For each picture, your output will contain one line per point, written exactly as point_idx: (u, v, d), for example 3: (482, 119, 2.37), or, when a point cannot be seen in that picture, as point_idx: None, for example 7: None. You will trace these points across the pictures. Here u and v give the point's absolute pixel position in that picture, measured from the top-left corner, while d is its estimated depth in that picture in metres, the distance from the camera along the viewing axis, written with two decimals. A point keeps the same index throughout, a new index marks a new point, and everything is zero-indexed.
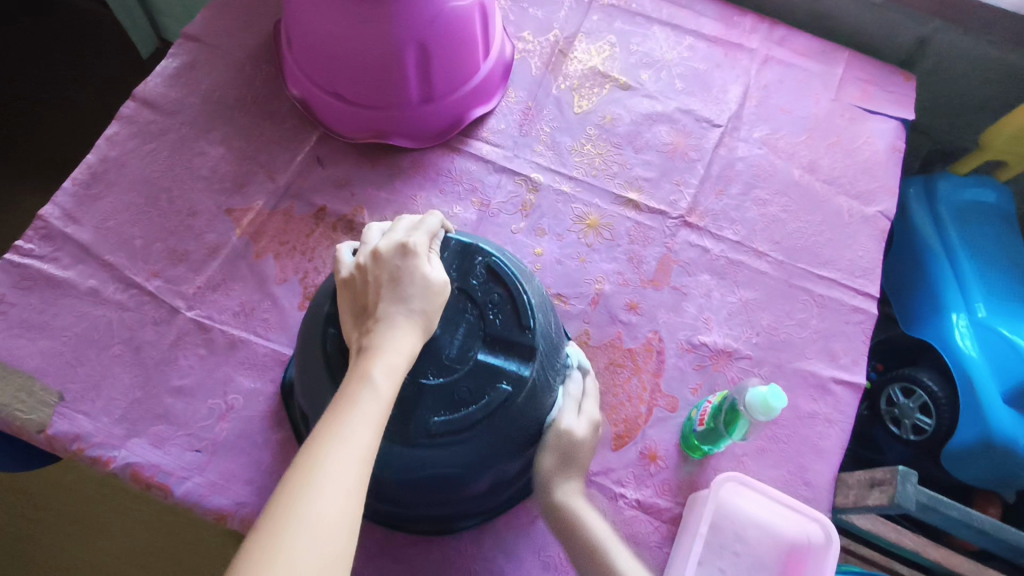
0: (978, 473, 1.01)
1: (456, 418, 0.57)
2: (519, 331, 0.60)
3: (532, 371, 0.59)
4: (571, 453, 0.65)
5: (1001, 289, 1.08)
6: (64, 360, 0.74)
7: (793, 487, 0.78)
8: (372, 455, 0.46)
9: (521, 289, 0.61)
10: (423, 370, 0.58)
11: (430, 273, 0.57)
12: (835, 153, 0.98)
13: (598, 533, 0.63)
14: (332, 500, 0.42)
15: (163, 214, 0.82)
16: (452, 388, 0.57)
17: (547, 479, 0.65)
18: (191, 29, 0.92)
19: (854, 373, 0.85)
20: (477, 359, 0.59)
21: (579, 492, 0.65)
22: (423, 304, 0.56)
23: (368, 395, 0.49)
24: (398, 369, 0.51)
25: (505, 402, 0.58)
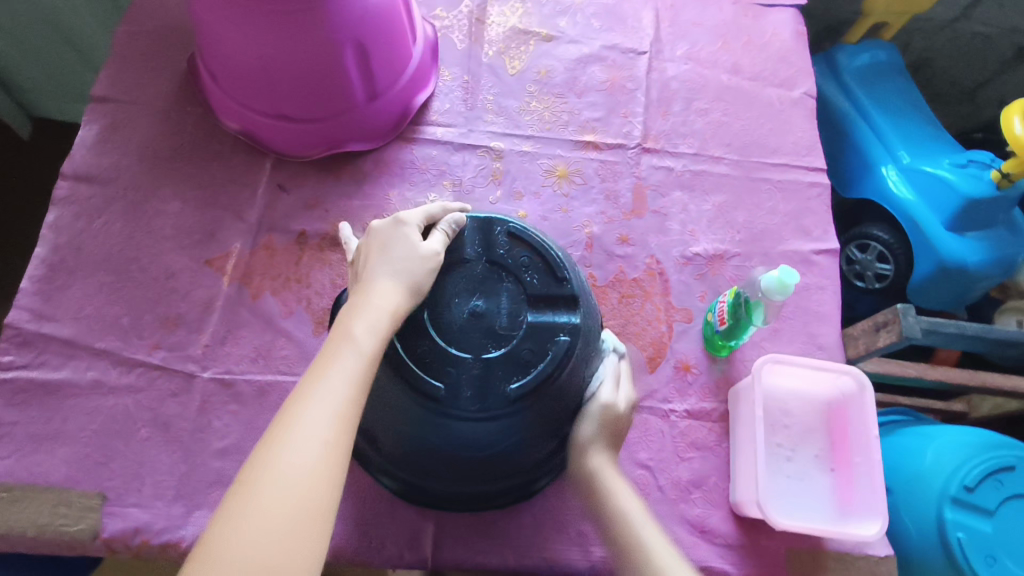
0: (940, 298, 1.15)
1: (529, 380, 0.59)
2: (558, 285, 0.63)
3: (577, 317, 0.62)
4: (616, 426, 0.68)
5: (915, 133, 1.20)
6: (93, 460, 0.71)
7: (810, 354, 0.86)
8: (349, 407, 0.49)
9: (546, 245, 0.64)
10: (484, 345, 0.60)
11: (418, 243, 0.60)
12: (751, 52, 1.04)
13: (627, 509, 0.64)
14: (310, 455, 0.45)
15: (140, 285, 0.79)
16: (516, 354, 0.60)
17: (582, 446, 0.67)
18: (98, 91, 0.87)
19: (829, 240, 0.93)
20: (529, 321, 0.61)
21: (612, 463, 0.67)
22: (407, 267, 0.58)
23: (349, 351, 0.51)
24: (380, 326, 0.54)
25: (568, 351, 0.61)
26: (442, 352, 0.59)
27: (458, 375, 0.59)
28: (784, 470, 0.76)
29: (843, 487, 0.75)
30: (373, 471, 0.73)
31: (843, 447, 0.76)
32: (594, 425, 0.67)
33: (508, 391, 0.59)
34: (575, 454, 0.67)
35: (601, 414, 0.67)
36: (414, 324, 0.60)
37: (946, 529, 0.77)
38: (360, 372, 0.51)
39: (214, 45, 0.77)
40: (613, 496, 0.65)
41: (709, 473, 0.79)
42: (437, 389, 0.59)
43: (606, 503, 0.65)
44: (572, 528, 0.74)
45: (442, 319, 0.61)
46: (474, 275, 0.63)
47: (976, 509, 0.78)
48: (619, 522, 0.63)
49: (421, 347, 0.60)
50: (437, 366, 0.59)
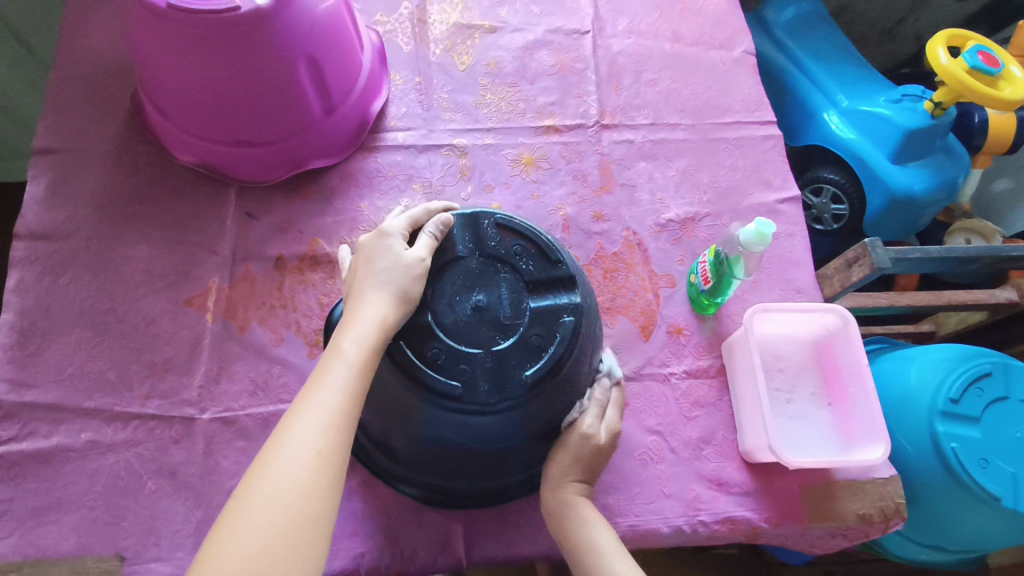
0: (894, 228, 1.21)
1: (543, 364, 0.60)
2: (554, 267, 0.64)
3: (577, 296, 0.63)
4: (591, 459, 0.67)
5: (850, 76, 1.25)
6: (103, 522, 0.68)
7: (791, 298, 0.90)
8: (340, 419, 0.51)
9: (535, 232, 0.65)
10: (493, 337, 0.60)
11: (402, 251, 0.61)
12: (688, 18, 1.07)
13: (598, 543, 0.63)
14: (301, 466, 0.48)
15: (120, 336, 0.76)
16: (526, 340, 0.60)
17: (558, 482, 0.67)
18: (39, 144, 0.83)
19: (789, 189, 0.97)
20: (532, 307, 0.62)
21: (585, 499, 0.67)
22: (393, 277, 0.59)
23: (337, 363, 0.53)
24: (368, 338, 0.55)
25: (575, 331, 0.62)
26: (453, 350, 0.60)
27: (472, 370, 0.59)
28: (786, 413, 0.79)
29: (842, 418, 0.78)
30: (394, 480, 0.73)
31: (836, 381, 0.80)
32: (569, 458, 0.66)
33: (524, 378, 0.60)
34: (545, 490, 0.67)
35: (578, 446, 0.66)
36: (420, 328, 0.60)
37: (940, 441, 0.82)
38: (350, 385, 0.53)
39: (160, 79, 0.75)
40: (583, 527, 0.64)
41: (717, 427, 0.81)
42: (455, 388, 0.59)
43: (576, 539, 0.64)
44: (597, 502, 0.75)
45: (447, 319, 0.61)
46: (470, 271, 0.63)
47: (963, 419, 0.83)
48: (588, 554, 0.63)
49: (432, 349, 0.60)
50: (451, 365, 0.59)
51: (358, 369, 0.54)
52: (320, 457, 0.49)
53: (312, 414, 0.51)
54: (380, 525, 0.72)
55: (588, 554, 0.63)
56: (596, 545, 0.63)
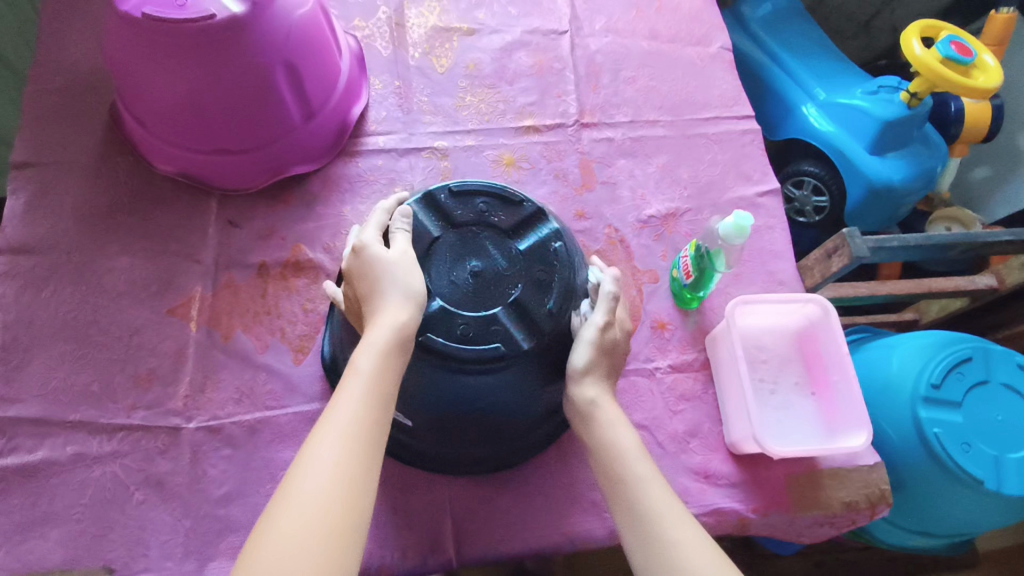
0: (874, 219, 1.23)
1: (557, 295, 0.67)
2: (518, 208, 0.70)
3: (549, 219, 0.70)
4: (611, 349, 0.68)
5: (827, 69, 1.26)
6: (91, 535, 0.68)
7: (773, 290, 0.90)
8: (358, 427, 0.53)
9: (488, 185, 0.71)
10: (508, 289, 0.66)
11: (385, 254, 0.62)
12: (664, 15, 1.08)
13: (622, 442, 0.64)
14: (322, 479, 0.49)
15: (104, 348, 0.76)
16: (534, 280, 0.67)
17: (579, 375, 0.66)
18: (17, 157, 0.83)
19: (769, 182, 0.98)
20: (521, 251, 0.68)
21: (608, 396, 0.67)
22: (389, 280, 0.60)
23: (353, 379, 0.55)
24: (380, 344, 0.56)
25: (565, 253, 0.69)
26: (481, 317, 0.64)
27: (505, 327, 0.65)
28: (770, 403, 0.79)
29: (826, 407, 0.79)
30: (409, 460, 0.75)
31: (819, 370, 0.81)
32: (590, 351, 0.66)
33: (551, 316, 0.66)
34: (570, 383, 0.67)
35: (598, 338, 0.66)
36: (438, 313, 0.64)
37: (923, 426, 0.83)
38: (367, 395, 0.54)
39: (138, 90, 0.75)
40: (607, 427, 0.64)
41: (702, 420, 0.82)
42: (499, 346, 0.64)
43: (599, 433, 0.64)
44: (586, 499, 0.76)
45: (456, 293, 0.65)
46: (453, 244, 0.68)
47: (946, 404, 0.84)
48: (614, 452, 0.63)
49: (459, 325, 0.64)
50: (482, 328, 0.64)
51: (373, 379, 0.55)
52: (340, 469, 0.50)
53: (331, 430, 0.52)
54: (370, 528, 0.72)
55: (615, 450, 0.63)
56: (620, 444, 0.63)
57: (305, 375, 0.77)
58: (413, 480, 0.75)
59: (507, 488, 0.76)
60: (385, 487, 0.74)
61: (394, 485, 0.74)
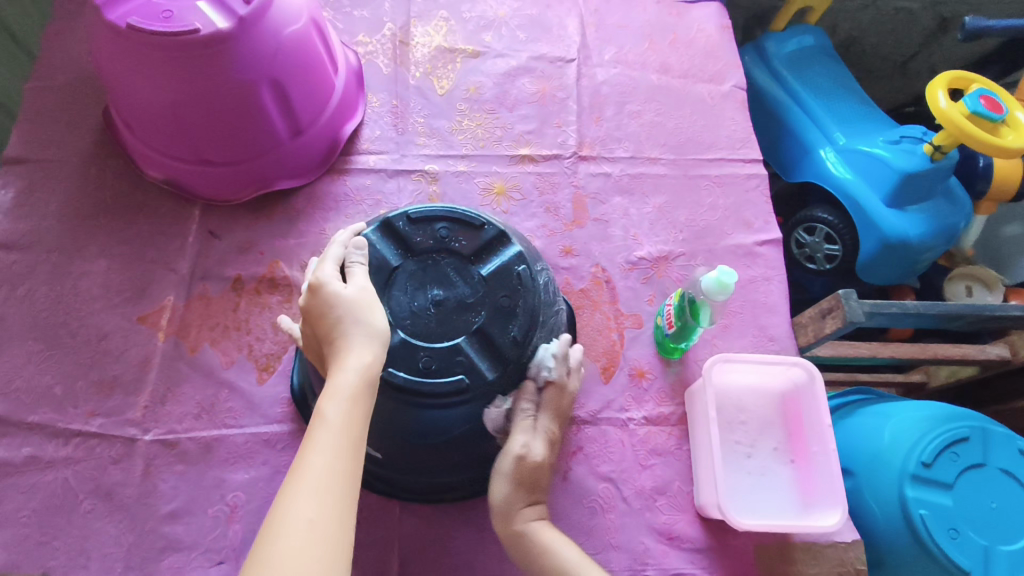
0: (889, 273, 1.17)
1: (521, 320, 0.64)
2: (479, 232, 0.68)
3: (513, 242, 0.68)
4: (533, 477, 0.67)
5: (849, 112, 1.21)
6: (34, 541, 0.68)
7: (762, 346, 0.86)
8: (335, 478, 0.50)
9: (450, 210, 0.69)
10: (469, 317, 0.64)
11: (343, 291, 0.59)
12: (678, 49, 1.05)
13: (567, 560, 0.63)
14: (300, 539, 0.46)
15: (72, 350, 0.76)
16: (497, 306, 0.65)
17: (506, 507, 0.66)
18: (12, 153, 0.85)
19: (771, 231, 0.93)
20: (484, 275, 0.66)
21: (543, 524, 0.66)
22: (351, 321, 0.58)
23: (321, 430, 0.52)
24: (347, 390, 0.54)
25: (529, 277, 0.66)
26: (443, 349, 0.62)
27: (469, 358, 0.62)
28: (745, 468, 0.75)
29: (804, 478, 0.75)
30: (375, 486, 0.73)
31: (800, 438, 0.77)
32: (508, 484, 0.66)
33: (516, 346, 0.64)
34: (501, 523, 0.66)
35: (516, 466, 0.66)
36: (399, 346, 0.62)
37: (908, 507, 0.78)
38: (338, 444, 0.51)
39: (124, 97, 0.75)
40: (548, 555, 0.64)
41: (673, 478, 0.78)
42: (463, 379, 0.61)
43: (540, 561, 0.64)
44: None
45: (416, 325, 0.63)
46: (412, 272, 0.66)
47: (936, 485, 0.79)
48: (561, 575, 0.63)
49: (421, 358, 0.62)
50: (444, 360, 0.62)
51: (343, 428, 0.52)
52: (317, 528, 0.47)
53: (304, 484, 0.49)
54: None
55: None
56: (564, 563, 0.63)
57: (266, 396, 0.76)
58: (364, 515, 0.73)
59: (459, 531, 0.73)
60: None
61: None
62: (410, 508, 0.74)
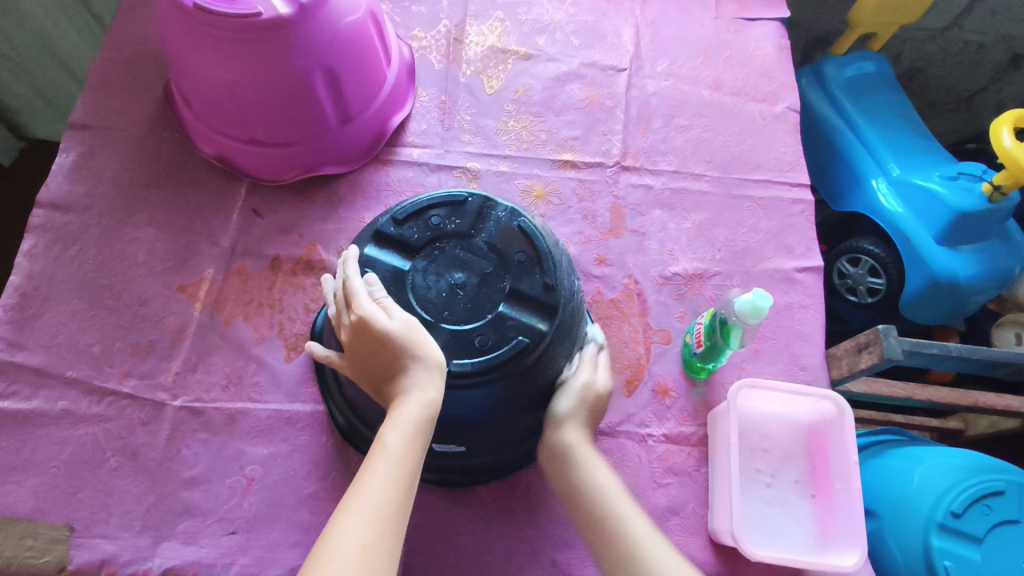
0: (933, 313, 1.13)
1: (545, 265, 0.66)
2: (465, 208, 0.69)
3: (500, 203, 0.70)
4: (595, 406, 0.69)
5: (905, 144, 1.18)
6: (61, 491, 0.70)
7: (793, 375, 0.84)
8: (390, 507, 0.53)
9: (432, 197, 0.70)
10: (500, 284, 0.65)
11: (389, 325, 0.60)
12: (732, 66, 1.03)
13: (605, 485, 0.65)
14: (349, 561, 0.49)
15: (113, 312, 0.79)
16: (516, 263, 0.66)
17: (559, 419, 0.67)
18: (75, 118, 0.88)
19: (812, 258, 0.91)
20: (490, 244, 0.67)
21: (586, 444, 0.67)
22: (405, 356, 0.59)
23: (381, 463, 0.56)
24: (409, 426, 0.58)
25: (532, 225, 0.68)
26: (490, 322, 0.63)
27: (519, 321, 0.64)
28: (763, 497, 0.74)
29: (824, 514, 0.73)
30: None
31: (824, 473, 0.74)
32: (573, 401, 0.67)
33: (550, 294, 0.65)
34: (552, 428, 0.67)
35: (585, 388, 0.68)
36: (448, 335, 0.63)
37: (933, 557, 0.74)
38: (395, 477, 0.55)
39: (184, 74, 0.78)
40: (586, 472, 0.65)
41: (688, 499, 0.76)
42: (524, 340, 0.63)
43: (580, 475, 0.65)
44: (546, 558, 0.72)
45: (454, 313, 0.64)
46: (424, 268, 0.66)
47: (964, 536, 0.76)
48: (595, 496, 0.64)
49: (475, 339, 0.63)
50: (495, 332, 0.63)
51: (400, 461, 0.56)
52: (367, 551, 0.50)
53: (361, 509, 0.52)
54: None
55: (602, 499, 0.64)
56: (600, 488, 0.65)
57: (292, 374, 0.78)
58: None
59: (467, 528, 0.73)
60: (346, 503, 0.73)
61: None
62: (420, 499, 0.74)
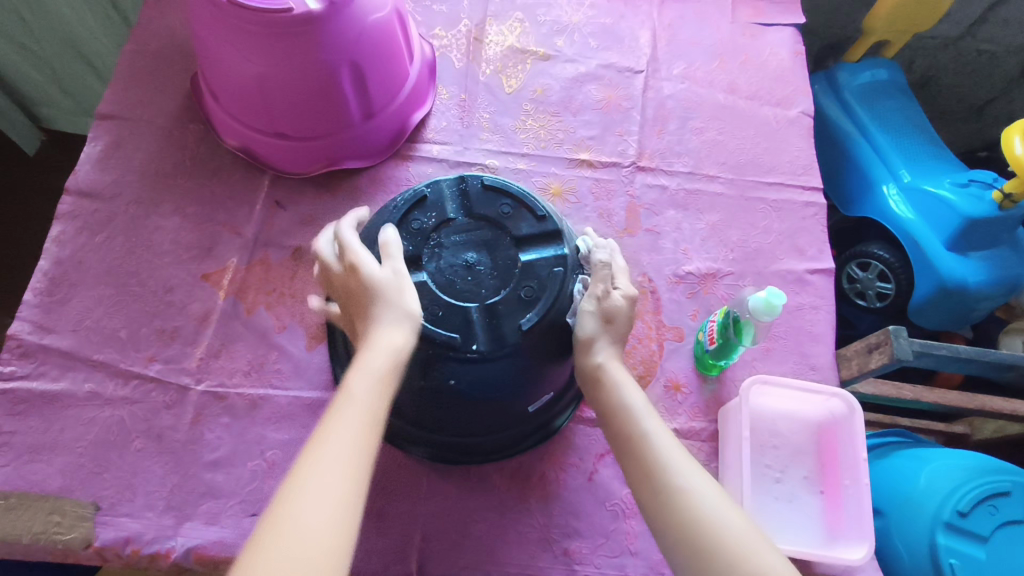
0: (941, 319, 1.14)
1: (525, 203, 0.70)
2: (429, 202, 0.69)
3: (445, 180, 0.71)
4: (617, 319, 0.67)
5: (917, 150, 1.19)
6: (87, 471, 0.72)
7: (803, 374, 0.85)
8: (352, 466, 0.50)
9: (397, 198, 0.70)
10: (506, 240, 0.68)
11: (376, 272, 0.60)
12: (748, 71, 1.05)
13: (635, 403, 0.62)
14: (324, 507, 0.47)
15: (139, 298, 0.81)
16: (503, 214, 0.69)
17: (587, 340, 0.66)
18: (103, 108, 0.91)
19: (824, 260, 0.92)
20: (475, 216, 0.69)
21: (617, 360, 0.66)
22: (380, 301, 0.59)
23: (347, 406, 0.53)
24: (378, 372, 0.56)
25: (493, 180, 0.71)
26: (521, 274, 0.67)
27: (541, 259, 0.68)
28: (772, 492, 0.75)
29: (832, 510, 0.74)
30: (410, 452, 0.76)
31: (833, 470, 0.76)
32: (596, 318, 0.66)
33: (545, 222, 0.70)
34: (579, 353, 0.66)
35: (599, 307, 0.66)
36: (491, 309, 0.65)
37: (939, 554, 0.76)
38: (362, 422, 0.53)
39: (214, 66, 0.80)
40: (619, 389, 0.64)
41: None
42: (559, 268, 0.67)
43: (608, 395, 0.64)
44: (558, 546, 0.73)
45: (487, 286, 0.66)
46: (441, 266, 0.67)
47: (969, 535, 0.77)
48: (623, 414, 0.62)
49: (521, 292, 0.66)
50: (533, 279, 0.66)
51: (365, 401, 0.54)
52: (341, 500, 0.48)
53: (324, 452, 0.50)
54: None
55: (620, 412, 0.62)
56: (630, 406, 0.62)
57: (313, 362, 0.80)
58: (392, 488, 0.75)
59: (482, 515, 0.74)
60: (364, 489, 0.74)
61: (374, 488, 0.75)
62: (436, 487, 0.75)
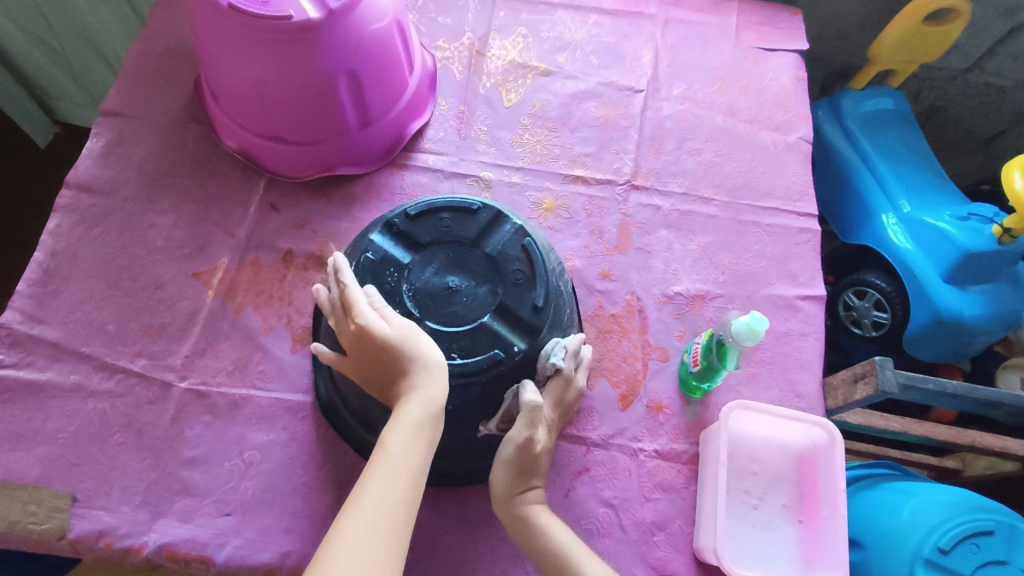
0: (936, 351, 1.12)
1: (494, 220, 0.71)
2: (396, 239, 0.70)
3: (410, 207, 0.72)
4: (528, 466, 0.68)
5: (918, 181, 1.18)
6: (66, 463, 0.73)
7: (787, 402, 0.85)
8: (395, 506, 0.54)
9: (364, 241, 0.70)
10: (485, 259, 0.70)
11: (389, 333, 0.61)
12: (748, 94, 1.05)
13: (564, 542, 0.67)
14: (363, 562, 0.49)
15: (130, 293, 0.82)
16: (474, 233, 0.71)
17: (509, 498, 0.69)
18: (107, 106, 0.92)
19: (815, 287, 0.92)
20: (447, 244, 0.70)
21: (540, 504, 0.70)
22: (409, 358, 0.60)
23: (388, 460, 0.56)
24: (412, 425, 0.58)
25: (459, 202, 0.72)
26: (506, 288, 0.68)
27: (522, 270, 0.69)
28: (750, 519, 0.74)
29: (809, 541, 0.73)
30: None
31: (812, 499, 0.75)
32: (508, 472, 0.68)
33: (520, 231, 0.71)
34: (500, 504, 0.69)
35: (517, 454, 0.67)
36: (484, 330, 0.66)
37: None
38: (402, 473, 0.56)
39: (214, 70, 0.81)
40: (545, 531, 0.67)
41: (675, 515, 0.77)
42: (538, 277, 0.68)
43: (535, 541, 0.67)
44: (530, 563, 0.72)
45: (477, 306, 0.67)
46: (427, 296, 0.67)
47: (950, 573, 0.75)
48: (556, 558, 0.66)
49: (510, 307, 0.67)
50: (518, 291, 0.68)
51: (406, 458, 0.57)
52: (379, 552, 0.50)
53: (369, 505, 0.53)
54: (314, 531, 0.72)
55: (553, 561, 0.66)
56: (562, 547, 0.66)
57: (296, 365, 0.80)
58: None
59: (454, 527, 0.74)
60: (338, 494, 0.74)
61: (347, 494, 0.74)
62: None
